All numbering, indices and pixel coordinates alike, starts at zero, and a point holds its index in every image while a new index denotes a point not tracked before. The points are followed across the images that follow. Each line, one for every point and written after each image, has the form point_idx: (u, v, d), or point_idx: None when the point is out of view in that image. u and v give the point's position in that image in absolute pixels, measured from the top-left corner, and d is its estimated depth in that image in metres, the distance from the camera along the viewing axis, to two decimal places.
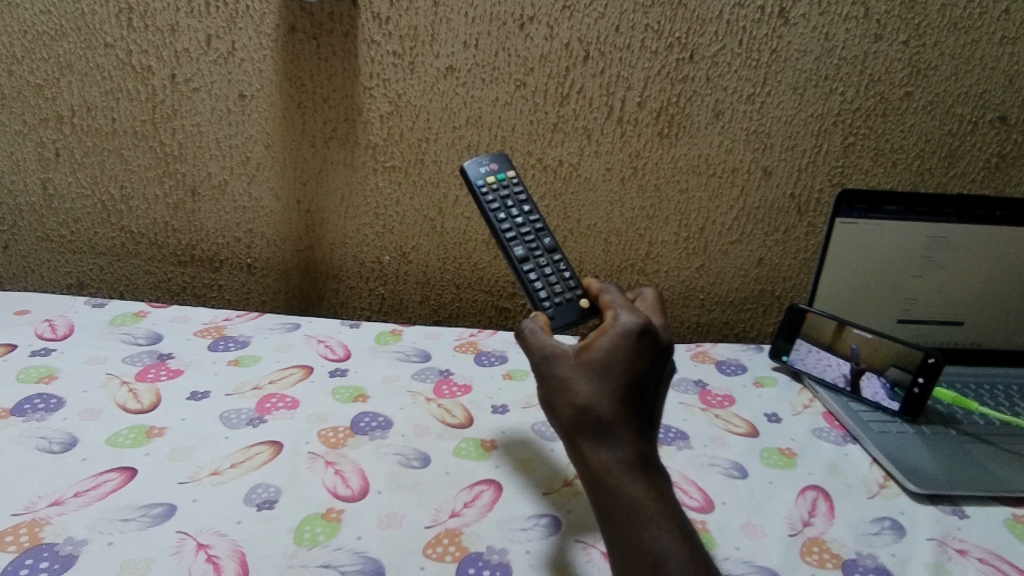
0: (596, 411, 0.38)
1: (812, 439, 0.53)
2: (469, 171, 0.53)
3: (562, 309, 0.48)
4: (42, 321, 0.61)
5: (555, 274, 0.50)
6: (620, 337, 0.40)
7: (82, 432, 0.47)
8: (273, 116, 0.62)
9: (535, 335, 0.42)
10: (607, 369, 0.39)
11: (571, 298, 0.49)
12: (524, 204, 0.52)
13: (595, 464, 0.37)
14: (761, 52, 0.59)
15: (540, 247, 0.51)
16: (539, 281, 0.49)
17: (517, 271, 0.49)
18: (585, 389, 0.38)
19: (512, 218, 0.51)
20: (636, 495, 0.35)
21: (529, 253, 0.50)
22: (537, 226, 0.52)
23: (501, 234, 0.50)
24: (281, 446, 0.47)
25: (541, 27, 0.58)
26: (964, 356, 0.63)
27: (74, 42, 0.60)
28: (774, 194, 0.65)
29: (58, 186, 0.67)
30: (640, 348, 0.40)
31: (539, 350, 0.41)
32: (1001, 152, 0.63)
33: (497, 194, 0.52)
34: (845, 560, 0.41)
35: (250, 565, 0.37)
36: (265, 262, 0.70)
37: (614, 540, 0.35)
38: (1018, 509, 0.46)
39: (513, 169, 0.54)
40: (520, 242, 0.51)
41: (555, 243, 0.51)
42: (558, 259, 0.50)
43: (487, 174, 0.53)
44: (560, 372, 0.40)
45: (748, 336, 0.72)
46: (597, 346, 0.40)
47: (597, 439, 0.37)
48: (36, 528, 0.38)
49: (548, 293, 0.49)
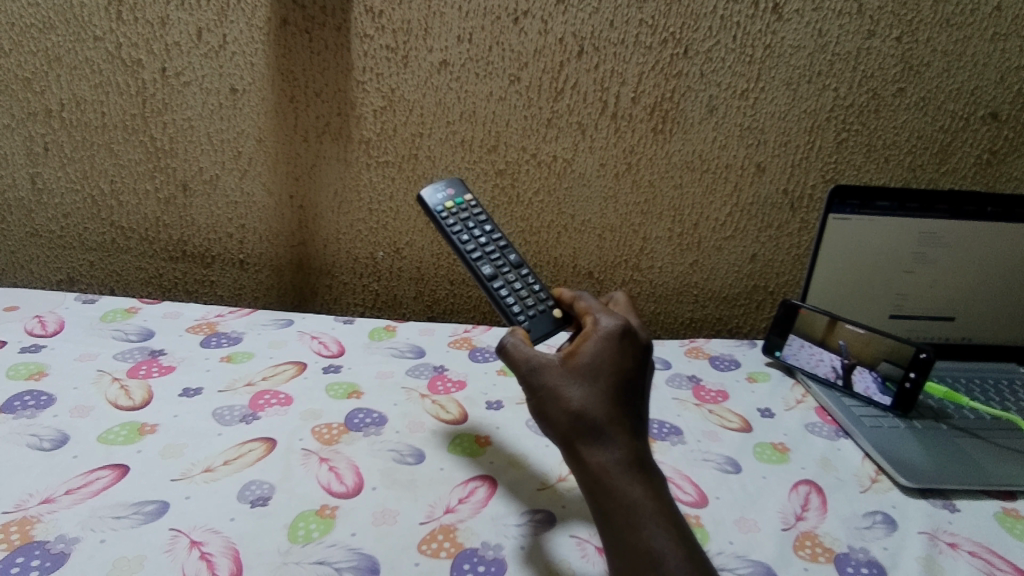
0: (591, 415, 0.37)
1: (805, 434, 0.54)
2: (427, 198, 0.53)
3: (538, 321, 0.49)
4: (32, 317, 0.60)
5: (525, 288, 0.50)
6: (604, 340, 0.41)
7: (74, 429, 0.46)
8: (265, 110, 0.62)
9: (518, 348, 0.41)
10: (596, 373, 0.39)
11: (545, 309, 0.49)
12: (485, 224, 0.53)
13: (593, 464, 0.36)
14: (755, 47, 0.59)
15: (506, 263, 0.51)
16: (510, 295, 0.49)
17: (487, 288, 0.49)
18: (578, 394, 0.38)
19: (475, 239, 0.52)
20: (634, 495, 0.35)
21: (497, 271, 0.50)
22: (500, 243, 0.52)
23: (467, 254, 0.51)
24: (274, 443, 0.47)
25: (536, 21, 0.58)
26: (956, 351, 0.64)
27: (64, 35, 0.59)
28: (767, 190, 0.65)
29: (47, 181, 0.66)
30: (624, 348, 0.41)
31: (524, 363, 0.40)
32: (993, 148, 0.63)
33: (458, 217, 0.53)
34: (838, 554, 0.41)
35: (243, 563, 0.37)
36: (257, 258, 0.69)
37: (613, 538, 0.35)
38: (1008, 503, 0.47)
39: (470, 193, 0.55)
40: (486, 260, 0.51)
41: (520, 258, 0.52)
42: (525, 273, 0.51)
43: (446, 199, 0.54)
44: (550, 382, 0.39)
45: (741, 332, 0.73)
46: (583, 351, 0.40)
47: (595, 440, 0.37)
48: (27, 526, 0.38)
49: (522, 307, 0.49)
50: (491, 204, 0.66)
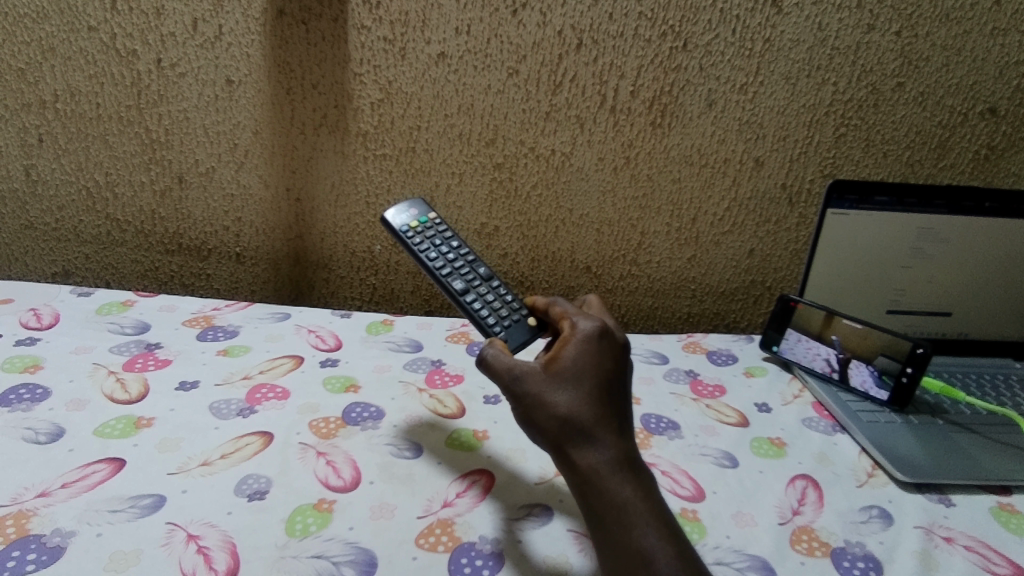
0: (578, 419, 0.37)
1: (802, 429, 0.54)
2: (392, 219, 0.54)
3: (514, 330, 0.48)
4: (26, 310, 0.60)
5: (497, 299, 0.50)
6: (584, 343, 0.40)
7: (70, 423, 0.46)
8: (262, 102, 0.61)
9: (498, 358, 0.40)
10: (579, 376, 0.38)
11: (519, 318, 0.49)
12: (451, 240, 0.53)
13: (583, 465, 0.36)
14: (755, 41, 0.58)
15: (476, 277, 0.51)
16: (484, 308, 0.49)
17: (460, 303, 0.49)
18: (565, 398, 0.37)
19: (443, 255, 0.52)
20: (625, 494, 0.35)
21: (468, 285, 0.50)
22: (468, 258, 0.53)
23: (436, 271, 0.51)
24: (271, 437, 0.47)
25: (534, 14, 0.57)
26: (953, 346, 0.64)
27: (58, 25, 0.59)
28: (766, 184, 0.65)
29: (41, 173, 0.65)
30: (604, 349, 0.41)
31: (506, 372, 0.39)
32: (991, 143, 0.63)
33: (423, 236, 0.53)
34: (834, 548, 0.41)
35: (241, 557, 0.37)
36: (254, 252, 0.69)
37: (603, 537, 0.35)
38: (1003, 498, 0.47)
39: (434, 212, 0.56)
40: (456, 276, 0.51)
41: (489, 271, 0.52)
42: (496, 285, 0.51)
43: (410, 220, 0.54)
44: (534, 389, 0.38)
45: (738, 327, 0.73)
46: (564, 356, 0.39)
47: (584, 441, 0.37)
48: (23, 519, 0.38)
49: (496, 318, 0.49)
50: (489, 197, 0.65)
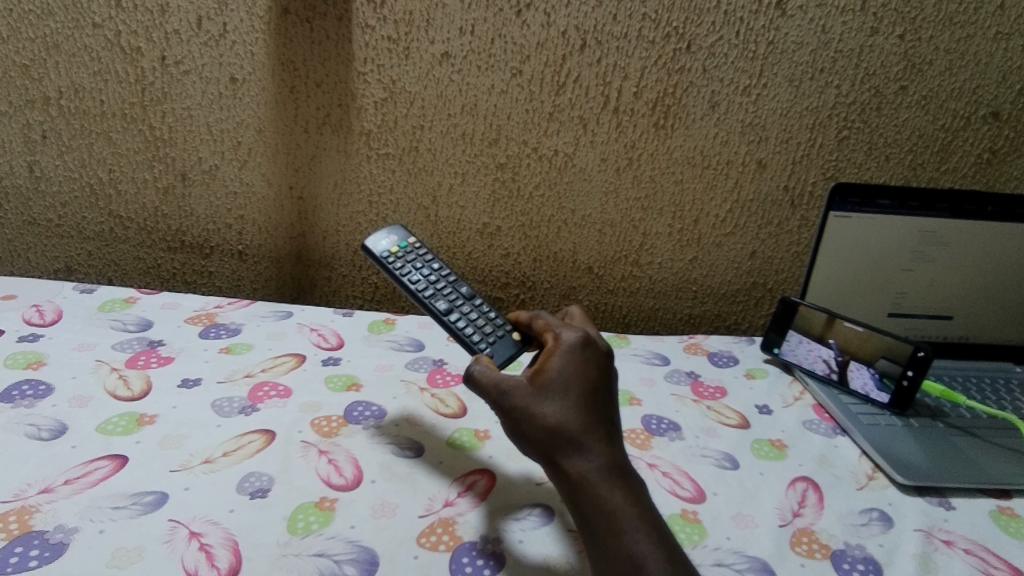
0: (568, 428, 0.37)
1: (802, 431, 0.54)
2: (372, 246, 0.53)
3: (499, 346, 0.48)
4: (29, 306, 0.60)
5: (481, 317, 0.50)
6: (568, 354, 0.41)
7: (72, 419, 0.46)
8: (265, 100, 0.61)
9: (485, 373, 0.40)
10: (565, 386, 0.39)
11: (504, 334, 0.49)
12: (432, 263, 0.54)
13: (573, 473, 0.36)
14: (758, 43, 0.59)
15: (458, 296, 0.52)
16: (469, 326, 0.49)
17: (444, 322, 0.49)
18: (552, 409, 0.38)
19: (426, 277, 0.52)
20: (615, 501, 0.35)
21: (451, 305, 0.50)
22: (449, 279, 0.53)
23: (419, 294, 0.50)
24: (273, 434, 0.47)
25: (538, 14, 0.57)
26: (954, 350, 0.64)
27: (62, 22, 0.59)
28: (768, 187, 0.65)
29: (45, 169, 0.65)
30: (588, 358, 0.41)
31: (494, 387, 0.39)
32: (993, 147, 0.64)
33: (403, 260, 0.53)
34: (834, 550, 0.42)
35: (243, 554, 0.37)
36: (256, 249, 0.69)
37: (595, 542, 0.35)
38: (1002, 501, 0.47)
39: (415, 237, 0.56)
40: (439, 297, 0.51)
41: (471, 290, 0.53)
42: (478, 304, 0.52)
43: (390, 245, 0.54)
44: (521, 401, 0.38)
45: (739, 328, 0.73)
46: (550, 367, 0.40)
47: (574, 450, 0.37)
48: (26, 516, 0.38)
49: (481, 335, 0.49)
50: (492, 197, 0.65)
